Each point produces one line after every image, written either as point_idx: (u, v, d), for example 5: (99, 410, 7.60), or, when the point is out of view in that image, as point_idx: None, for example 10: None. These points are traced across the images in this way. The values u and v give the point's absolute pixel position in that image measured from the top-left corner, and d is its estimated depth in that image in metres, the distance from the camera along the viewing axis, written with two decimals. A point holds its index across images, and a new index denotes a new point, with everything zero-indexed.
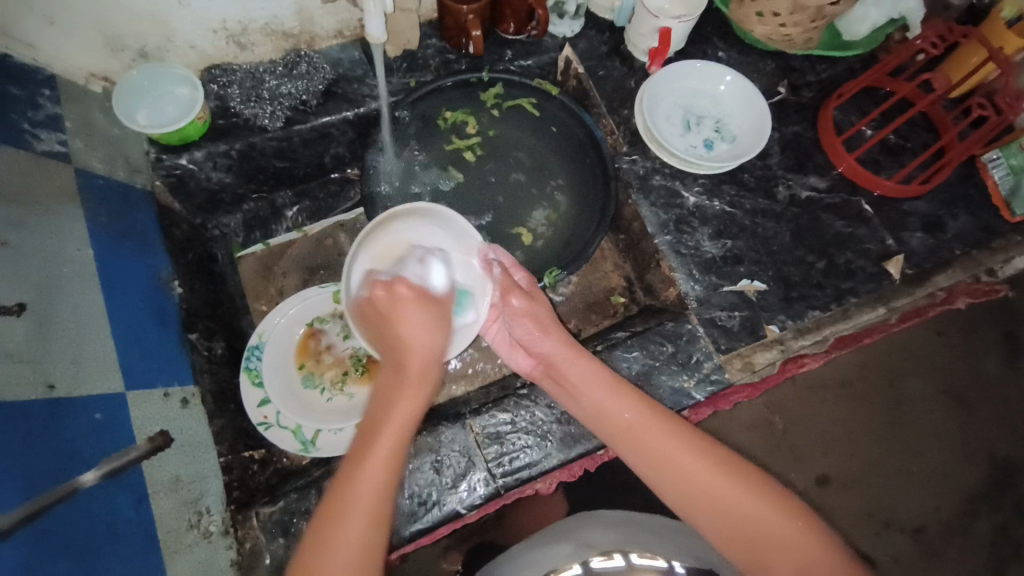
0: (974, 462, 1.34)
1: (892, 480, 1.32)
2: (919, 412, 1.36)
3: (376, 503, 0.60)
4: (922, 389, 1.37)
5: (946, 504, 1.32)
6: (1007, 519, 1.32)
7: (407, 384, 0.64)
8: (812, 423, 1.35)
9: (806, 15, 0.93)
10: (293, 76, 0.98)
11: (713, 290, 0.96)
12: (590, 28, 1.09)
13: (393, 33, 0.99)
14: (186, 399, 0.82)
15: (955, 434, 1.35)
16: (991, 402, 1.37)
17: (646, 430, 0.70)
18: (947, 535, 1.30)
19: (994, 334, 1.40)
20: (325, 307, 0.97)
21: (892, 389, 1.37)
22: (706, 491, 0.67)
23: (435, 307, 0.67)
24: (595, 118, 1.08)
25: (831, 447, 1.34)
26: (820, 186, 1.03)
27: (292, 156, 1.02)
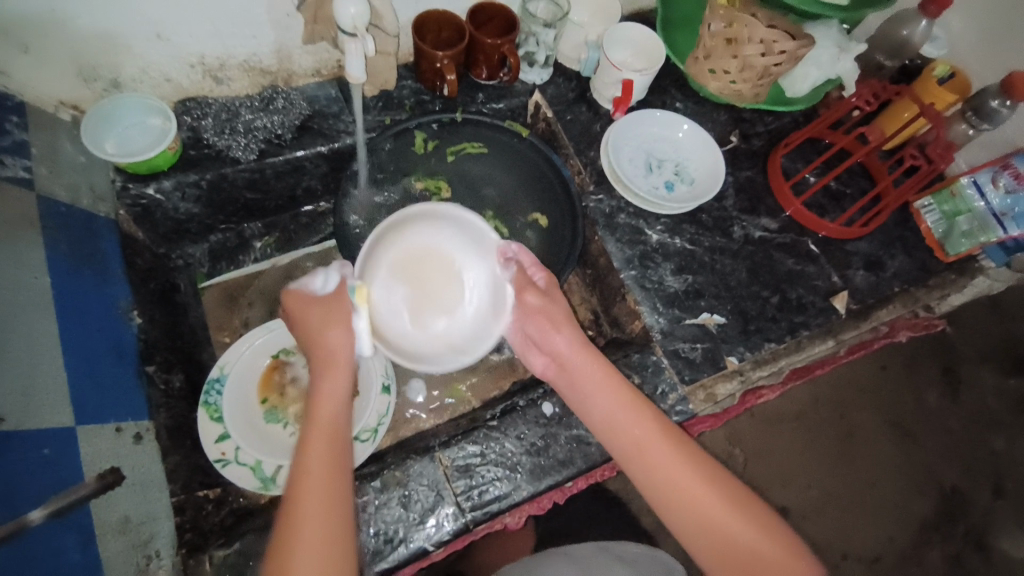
0: (924, 492, 1.40)
1: (847, 513, 1.37)
2: (869, 445, 1.42)
3: (325, 484, 0.63)
4: (871, 421, 1.44)
5: (901, 536, 1.36)
6: (959, 548, 1.37)
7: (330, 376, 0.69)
8: (769, 454, 1.40)
9: (753, 73, 1.01)
10: (269, 111, 0.99)
11: (676, 323, 1.00)
12: (557, 76, 1.16)
13: (371, 73, 1.02)
14: (140, 434, 0.78)
15: (906, 463, 1.42)
16: (937, 435, 1.45)
17: (649, 444, 0.71)
18: (904, 565, 1.35)
19: (933, 370, 1.49)
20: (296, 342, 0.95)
21: (843, 422, 1.43)
22: (700, 510, 0.67)
23: (333, 304, 0.71)
24: (563, 159, 1.14)
25: (788, 480, 1.38)
26: (771, 226, 1.11)
27: (264, 188, 1.02)
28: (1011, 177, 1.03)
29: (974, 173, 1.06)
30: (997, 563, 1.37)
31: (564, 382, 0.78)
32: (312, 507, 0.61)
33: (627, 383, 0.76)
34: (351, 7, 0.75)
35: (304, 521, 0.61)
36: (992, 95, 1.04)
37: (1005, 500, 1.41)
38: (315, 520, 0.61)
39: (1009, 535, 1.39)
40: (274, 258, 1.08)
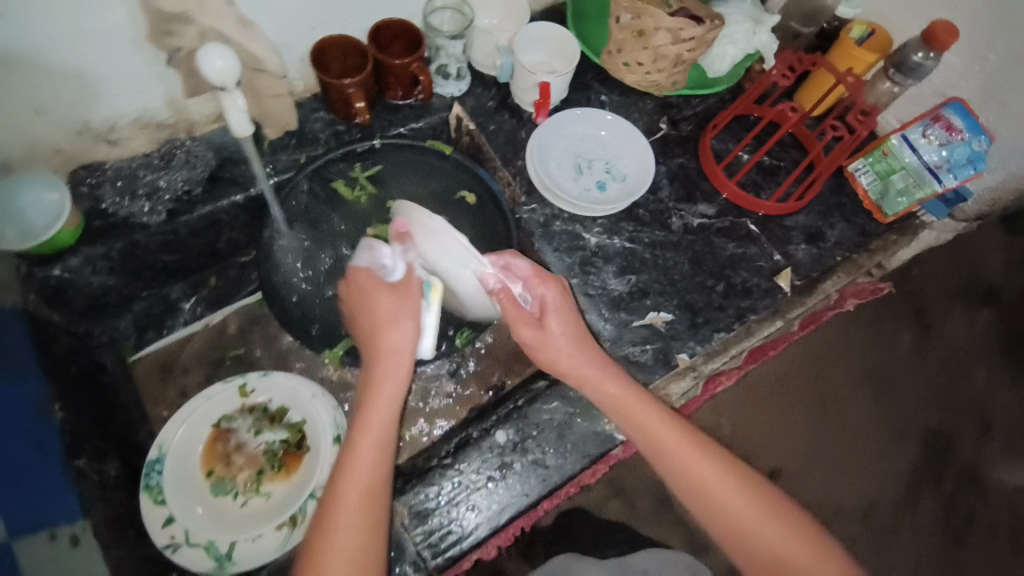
0: (908, 440, 1.37)
1: (834, 470, 1.33)
2: (848, 403, 1.37)
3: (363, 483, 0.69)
4: (848, 377, 1.38)
5: (890, 487, 1.34)
6: (950, 490, 1.36)
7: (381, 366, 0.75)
8: (751, 424, 1.34)
9: (668, 62, 0.98)
10: (172, 168, 0.92)
11: (624, 326, 0.98)
12: (476, 85, 1.11)
13: (267, 117, 0.96)
14: (77, 536, 0.75)
15: (886, 413, 1.38)
16: (915, 383, 1.40)
17: (667, 443, 0.76)
18: (895, 513, 1.33)
19: (905, 316, 1.43)
20: (241, 404, 0.92)
21: (819, 384, 1.38)
22: (716, 497, 0.73)
23: (395, 295, 0.76)
24: (493, 171, 1.11)
25: (774, 446, 1.33)
26: (709, 212, 1.10)
27: (181, 248, 0.98)
28: (942, 129, 1.02)
29: (905, 130, 1.05)
30: (988, 495, 1.37)
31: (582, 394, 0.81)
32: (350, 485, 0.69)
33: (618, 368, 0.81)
34: (216, 61, 0.65)
35: (348, 491, 0.69)
36: (914, 48, 1.00)
37: (989, 434, 1.39)
38: (356, 491, 0.69)
39: (1002, 465, 1.38)
40: (206, 318, 1.04)
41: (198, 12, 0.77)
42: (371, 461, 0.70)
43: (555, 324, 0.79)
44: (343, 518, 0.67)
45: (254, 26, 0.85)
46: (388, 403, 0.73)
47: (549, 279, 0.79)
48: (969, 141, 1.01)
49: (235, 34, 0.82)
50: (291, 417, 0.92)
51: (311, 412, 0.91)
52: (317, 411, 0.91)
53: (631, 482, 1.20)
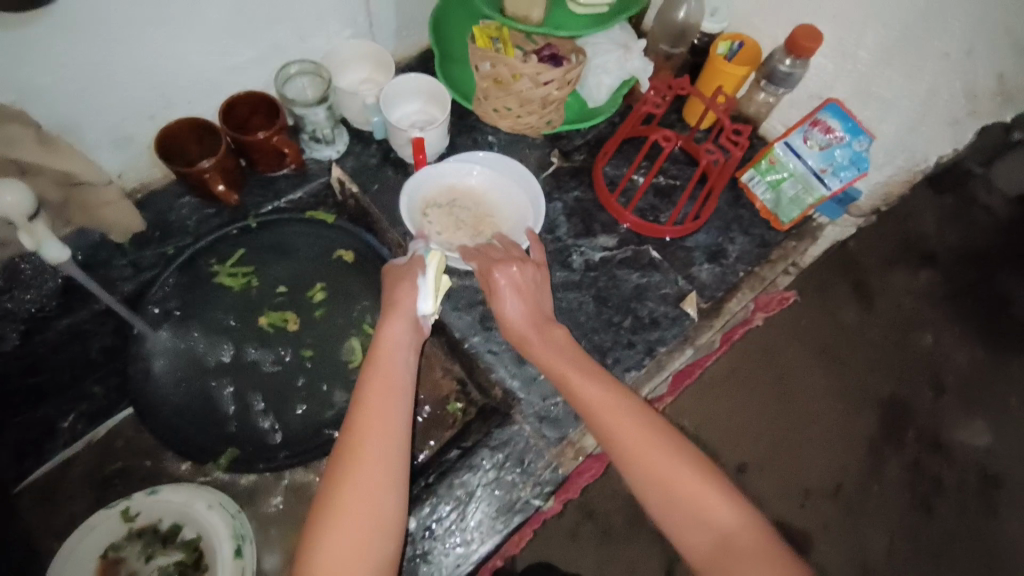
0: (863, 408, 1.24)
1: (798, 450, 1.21)
2: (805, 379, 1.25)
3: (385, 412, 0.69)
4: (796, 357, 1.26)
5: (851, 461, 1.21)
6: (915, 454, 1.22)
7: (393, 319, 0.79)
8: (710, 421, 1.22)
9: (534, 105, 0.95)
10: (20, 285, 0.85)
11: (532, 382, 0.94)
12: (355, 143, 1.07)
13: (106, 224, 0.88)
14: None
15: (843, 391, 1.24)
16: (866, 350, 1.27)
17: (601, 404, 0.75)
18: (864, 486, 1.20)
19: (844, 288, 1.29)
20: (128, 529, 0.85)
21: (773, 365, 1.25)
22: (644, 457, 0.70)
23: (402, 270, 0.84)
24: (383, 232, 1.06)
25: (736, 437, 1.21)
26: (610, 244, 1.08)
27: (47, 367, 0.92)
28: (822, 133, 1.02)
29: (786, 138, 1.05)
30: (957, 459, 1.23)
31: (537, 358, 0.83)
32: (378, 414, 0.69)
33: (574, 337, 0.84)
34: (4, 195, 0.64)
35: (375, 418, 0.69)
36: (779, 58, 1.02)
37: (945, 393, 1.26)
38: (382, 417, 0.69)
39: (961, 424, 1.25)
40: (90, 435, 0.96)
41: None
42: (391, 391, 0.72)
43: (516, 303, 0.85)
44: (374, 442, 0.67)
45: (59, 145, 0.75)
46: (402, 348, 0.77)
47: (506, 263, 0.86)
48: (850, 142, 1.00)
49: (41, 159, 0.72)
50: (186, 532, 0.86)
51: (204, 527, 0.85)
52: (211, 524, 0.85)
53: (602, 503, 1.11)
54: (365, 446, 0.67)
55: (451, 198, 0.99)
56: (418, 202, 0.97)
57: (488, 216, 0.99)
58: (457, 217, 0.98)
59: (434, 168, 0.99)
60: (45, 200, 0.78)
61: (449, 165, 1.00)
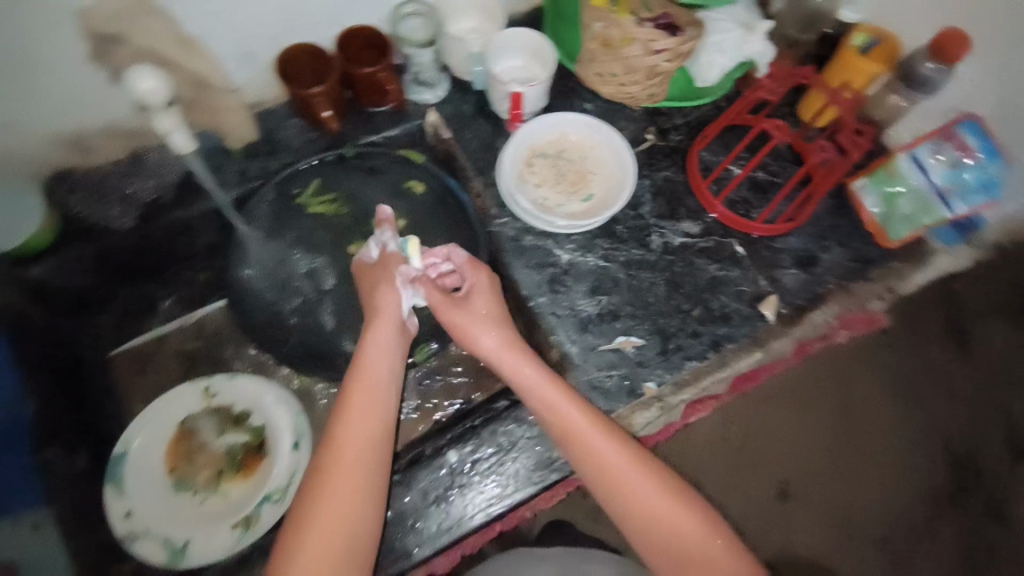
0: (930, 454, 1.15)
1: (847, 481, 1.14)
2: (870, 411, 1.17)
3: (366, 424, 0.71)
4: (870, 389, 1.18)
5: (902, 501, 1.13)
6: (977, 519, 1.11)
7: (376, 325, 0.79)
8: (762, 433, 1.17)
9: (641, 74, 0.93)
10: (142, 174, 0.94)
11: (590, 350, 0.95)
12: (454, 91, 1.08)
13: (225, 129, 0.97)
14: (40, 522, 0.78)
15: (909, 432, 1.16)
16: (946, 394, 1.17)
17: (604, 447, 0.73)
18: (914, 536, 1.11)
19: (935, 325, 1.18)
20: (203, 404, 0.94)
21: (839, 390, 1.18)
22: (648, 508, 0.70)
23: (383, 269, 0.83)
24: (467, 181, 1.08)
25: (784, 452, 1.16)
26: (692, 230, 1.04)
27: (156, 251, 1.01)
28: (954, 148, 0.94)
29: (914, 148, 0.96)
30: None
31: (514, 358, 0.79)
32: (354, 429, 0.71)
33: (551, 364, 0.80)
34: (143, 80, 0.76)
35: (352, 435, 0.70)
36: (922, 59, 0.92)
37: None
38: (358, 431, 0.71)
39: None
40: (186, 316, 1.09)
41: (132, 31, 0.78)
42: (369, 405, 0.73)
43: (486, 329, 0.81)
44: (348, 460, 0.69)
45: (198, 44, 0.86)
46: (387, 356, 0.77)
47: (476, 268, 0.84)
48: (984, 164, 0.93)
49: (178, 56, 0.84)
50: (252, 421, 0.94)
51: (271, 416, 0.93)
52: (275, 415, 0.94)
53: None
54: (343, 457, 0.69)
55: (552, 150, 1.04)
56: (524, 150, 1.04)
57: (589, 172, 1.03)
58: (559, 169, 1.03)
59: (541, 119, 1.04)
60: (178, 92, 0.88)
61: (557, 118, 1.05)
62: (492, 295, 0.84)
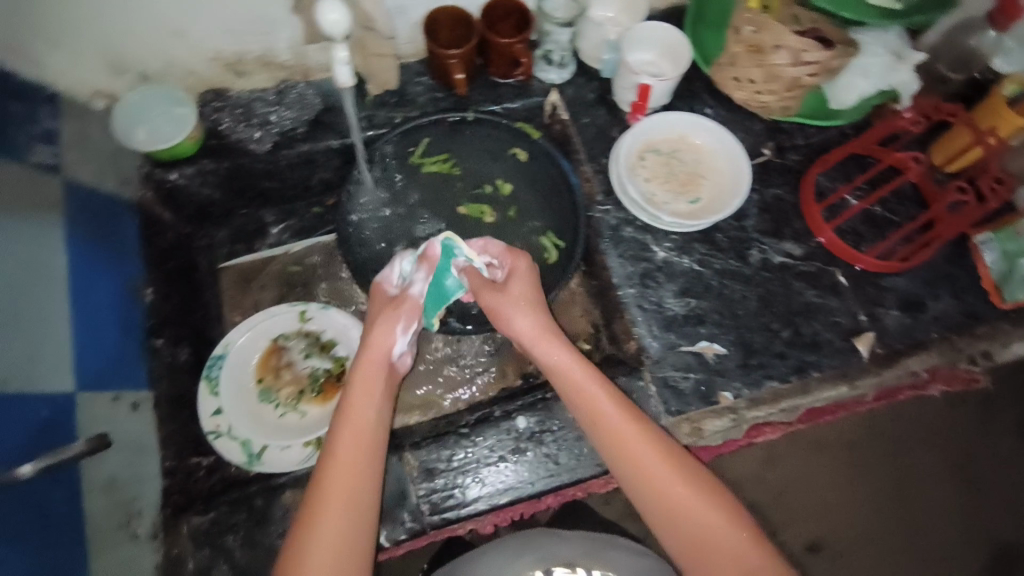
0: (970, 545, 1.15)
1: (885, 557, 1.14)
2: (922, 491, 1.17)
3: (349, 473, 0.70)
4: (927, 466, 1.18)
5: None
6: None
7: (365, 367, 0.77)
8: (806, 485, 1.17)
9: (781, 84, 0.96)
10: (284, 105, 1.01)
11: (670, 349, 0.95)
12: (579, 76, 1.10)
13: (372, 74, 1.02)
14: (137, 403, 0.84)
15: (956, 515, 1.16)
16: (1000, 488, 1.18)
17: (636, 442, 0.74)
18: None
19: (1005, 418, 1.21)
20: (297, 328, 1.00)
21: (896, 461, 1.19)
22: (677, 506, 0.72)
23: (390, 311, 0.80)
24: (576, 164, 1.09)
25: (825, 511, 1.16)
26: (796, 252, 1.01)
27: (280, 177, 1.07)
28: None
29: None
30: None
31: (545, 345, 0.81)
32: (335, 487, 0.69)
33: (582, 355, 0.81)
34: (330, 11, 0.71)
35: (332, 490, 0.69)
36: None
37: None
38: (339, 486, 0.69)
39: None
40: (289, 245, 1.14)
41: None
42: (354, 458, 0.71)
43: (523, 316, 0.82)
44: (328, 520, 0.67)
45: None
46: (375, 401, 0.76)
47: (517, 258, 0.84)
48: None
49: None
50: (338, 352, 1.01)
51: (356, 349, 1.00)
52: None
53: None
54: (320, 520, 0.67)
55: (669, 148, 1.05)
56: (640, 144, 1.04)
57: (701, 176, 1.03)
58: (671, 168, 1.03)
59: (665, 116, 1.04)
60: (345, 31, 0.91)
61: (682, 117, 1.04)
62: (530, 279, 0.83)
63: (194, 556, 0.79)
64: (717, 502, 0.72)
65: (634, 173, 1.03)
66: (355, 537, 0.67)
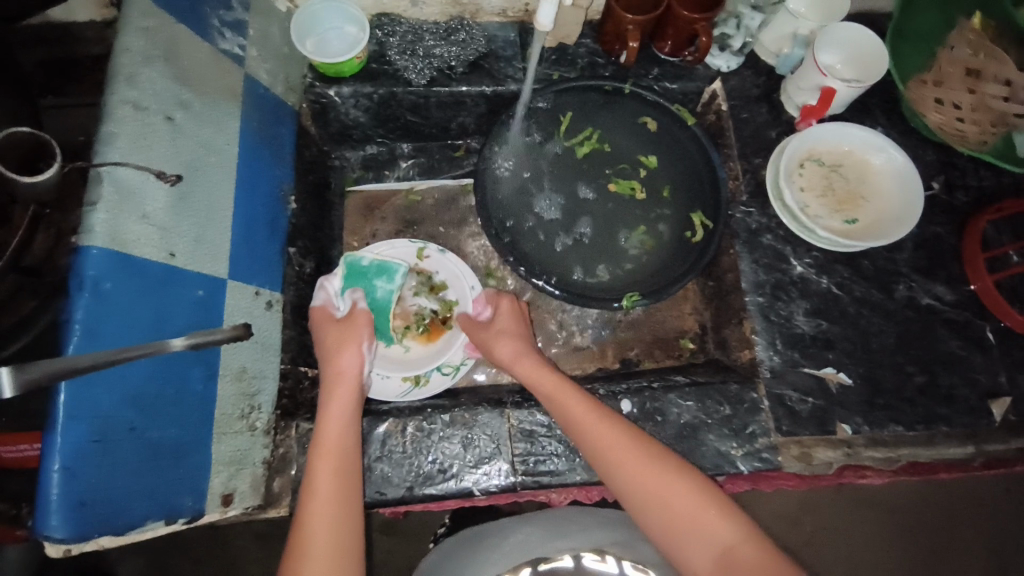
0: None
1: None
2: (955, 566, 1.27)
3: (336, 489, 0.72)
4: (968, 545, 1.29)
5: None
6: None
7: (337, 386, 0.81)
8: (841, 536, 1.28)
9: (988, 116, 0.87)
10: (450, 42, 1.01)
11: (791, 367, 0.91)
12: (747, 68, 1.04)
13: (556, 25, 0.99)
14: (271, 302, 0.87)
15: None
16: None
17: (634, 461, 0.75)
18: None
19: None
20: (332, 282, 0.92)
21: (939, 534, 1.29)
22: (689, 524, 0.71)
23: (346, 330, 0.85)
24: (723, 158, 1.04)
25: (853, 565, 1.26)
26: (946, 297, 0.95)
27: (424, 114, 1.07)
28: None
29: None
30: None
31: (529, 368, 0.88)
32: (322, 494, 0.71)
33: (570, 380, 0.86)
34: None
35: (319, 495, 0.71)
36: None
37: None
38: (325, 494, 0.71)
39: None
40: (414, 182, 1.14)
41: None
42: (334, 470, 0.73)
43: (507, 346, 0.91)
44: (319, 529, 0.69)
45: None
46: (350, 415, 0.79)
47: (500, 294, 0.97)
48: None
49: None
50: (377, 296, 0.92)
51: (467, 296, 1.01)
52: (468, 299, 1.01)
53: None
54: (308, 530, 0.68)
55: (834, 161, 0.99)
56: (804, 151, 0.98)
57: (862, 197, 0.97)
58: (830, 182, 0.98)
59: (842, 126, 0.98)
60: None
61: (858, 132, 0.98)
62: (514, 315, 0.95)
63: (298, 461, 0.84)
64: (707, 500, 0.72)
65: (792, 178, 0.97)
66: (345, 535, 0.69)
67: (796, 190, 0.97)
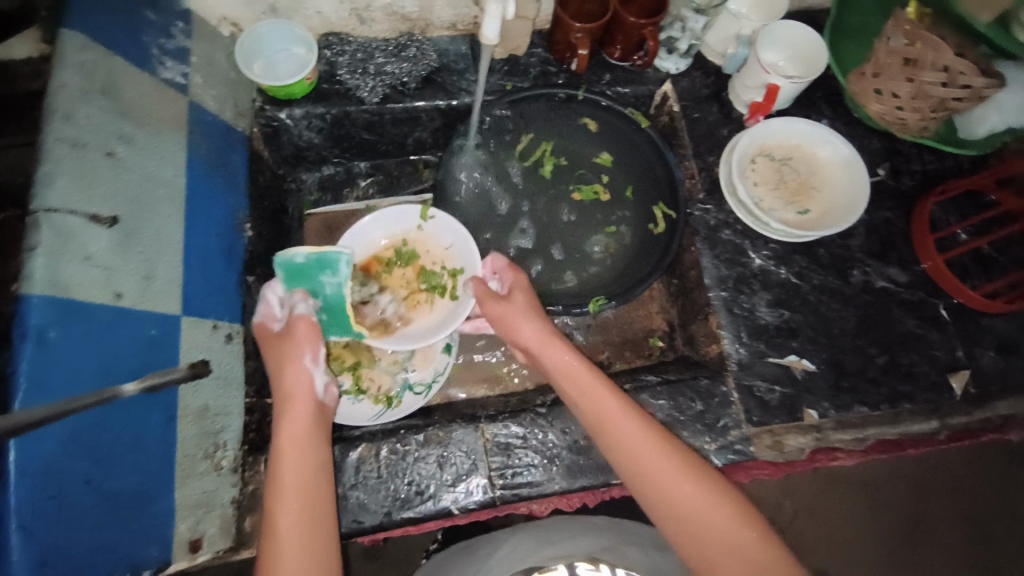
0: None
1: None
2: (932, 536, 1.31)
3: (304, 526, 0.68)
4: (942, 515, 1.33)
5: None
6: None
7: (290, 408, 0.76)
8: (821, 518, 1.31)
9: (927, 103, 0.90)
10: (400, 58, 1.01)
11: (757, 358, 0.93)
12: (695, 69, 1.07)
13: (506, 36, 1.00)
14: (231, 335, 0.85)
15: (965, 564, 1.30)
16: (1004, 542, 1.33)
17: (643, 449, 0.73)
18: None
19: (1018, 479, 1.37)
20: (275, 290, 0.84)
21: (914, 507, 1.33)
22: (692, 517, 0.68)
23: (290, 344, 0.79)
24: (679, 158, 1.06)
25: (834, 548, 1.29)
26: (899, 279, 0.98)
27: (379, 131, 1.06)
28: None
29: None
30: None
31: (549, 351, 0.83)
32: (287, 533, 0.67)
33: (589, 361, 0.81)
34: None
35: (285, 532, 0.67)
36: None
37: None
38: (290, 533, 0.67)
39: None
40: (374, 200, 1.13)
41: None
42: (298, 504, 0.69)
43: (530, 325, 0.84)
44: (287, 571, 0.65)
45: None
46: (310, 440, 0.74)
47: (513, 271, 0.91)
48: None
49: None
50: (326, 294, 0.84)
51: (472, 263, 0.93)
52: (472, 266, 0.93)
53: None
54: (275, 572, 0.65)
55: (785, 155, 1.02)
56: (755, 146, 1.01)
57: (813, 188, 1.00)
58: (782, 176, 1.00)
59: (790, 121, 1.01)
60: None
61: (806, 127, 1.01)
62: (527, 291, 0.88)
63: None
64: (713, 493, 0.70)
65: (746, 172, 1.00)
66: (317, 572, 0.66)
67: (750, 184, 1.00)
